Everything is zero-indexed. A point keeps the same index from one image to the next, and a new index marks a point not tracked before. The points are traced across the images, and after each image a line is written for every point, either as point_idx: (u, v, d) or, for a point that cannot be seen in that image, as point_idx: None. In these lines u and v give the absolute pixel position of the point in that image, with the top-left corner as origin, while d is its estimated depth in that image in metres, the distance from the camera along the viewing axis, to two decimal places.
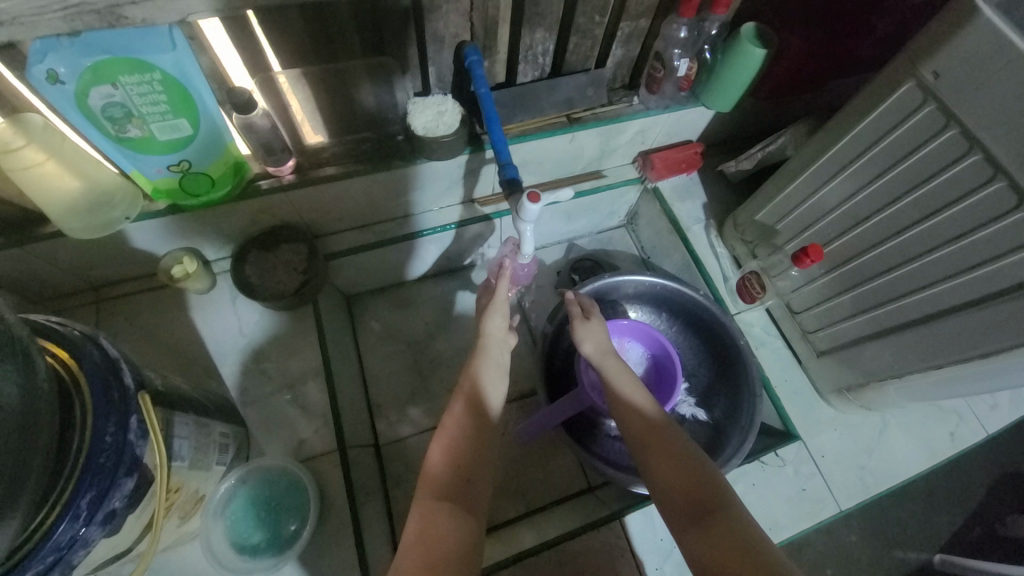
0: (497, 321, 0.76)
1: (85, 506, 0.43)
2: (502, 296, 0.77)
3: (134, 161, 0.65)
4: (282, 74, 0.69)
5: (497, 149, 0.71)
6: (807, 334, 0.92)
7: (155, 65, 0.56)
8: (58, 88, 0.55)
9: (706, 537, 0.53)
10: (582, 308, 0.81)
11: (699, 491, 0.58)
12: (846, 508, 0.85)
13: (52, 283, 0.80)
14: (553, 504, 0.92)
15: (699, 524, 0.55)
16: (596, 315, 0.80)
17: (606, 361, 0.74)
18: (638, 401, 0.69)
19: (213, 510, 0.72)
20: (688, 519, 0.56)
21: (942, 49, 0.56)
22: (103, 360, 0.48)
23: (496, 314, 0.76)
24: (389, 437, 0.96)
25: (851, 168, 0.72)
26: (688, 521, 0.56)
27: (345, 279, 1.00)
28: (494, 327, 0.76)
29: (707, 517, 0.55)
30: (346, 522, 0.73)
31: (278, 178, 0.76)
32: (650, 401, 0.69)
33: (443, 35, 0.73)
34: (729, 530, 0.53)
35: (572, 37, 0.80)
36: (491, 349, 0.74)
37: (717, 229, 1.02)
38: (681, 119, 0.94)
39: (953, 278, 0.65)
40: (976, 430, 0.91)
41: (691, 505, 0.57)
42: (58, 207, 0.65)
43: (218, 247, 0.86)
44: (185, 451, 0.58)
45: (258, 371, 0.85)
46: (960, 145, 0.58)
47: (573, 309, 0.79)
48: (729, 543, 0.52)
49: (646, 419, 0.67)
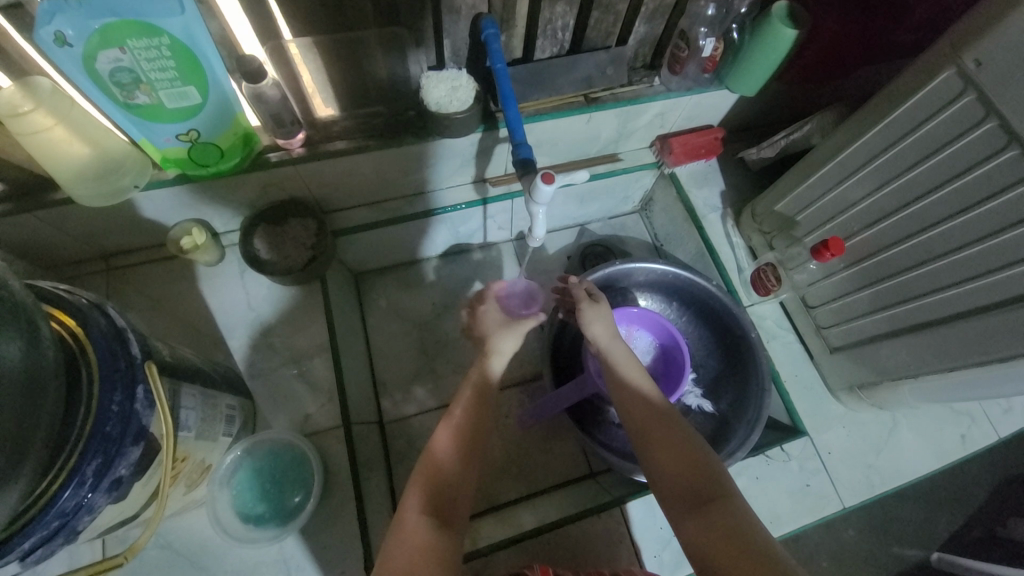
0: (509, 342, 0.74)
1: (90, 474, 0.43)
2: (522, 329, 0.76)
3: (143, 129, 0.64)
4: (293, 43, 0.67)
5: (511, 128, 0.69)
6: (821, 329, 0.90)
7: (164, 30, 0.55)
8: (67, 51, 0.53)
9: (704, 523, 0.53)
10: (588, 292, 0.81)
11: (697, 478, 0.58)
12: (848, 505, 0.84)
13: (63, 249, 0.80)
14: (554, 487, 0.93)
15: (697, 511, 0.55)
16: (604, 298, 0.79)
17: (614, 345, 0.73)
18: (639, 388, 0.68)
19: (219, 479, 0.73)
20: (687, 506, 0.56)
21: (988, 34, 0.53)
22: (109, 330, 0.48)
23: (510, 335, 0.74)
24: (393, 415, 0.97)
25: (879, 160, 0.69)
26: (686, 508, 0.56)
27: (354, 255, 0.99)
28: (504, 347, 0.73)
29: (704, 504, 0.55)
30: (348, 497, 0.74)
31: (287, 151, 0.75)
32: (654, 390, 0.68)
33: (458, 6, 0.70)
34: (726, 517, 0.53)
35: (593, 12, 0.76)
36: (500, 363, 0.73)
37: (734, 218, 0.99)
38: (703, 102, 0.91)
39: (980, 278, 0.62)
40: (988, 433, 0.89)
41: (689, 494, 0.57)
42: (68, 173, 0.64)
43: (226, 220, 0.85)
44: (192, 422, 0.58)
45: (265, 345, 0.86)
46: (999, 138, 0.55)
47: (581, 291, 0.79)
48: (726, 530, 0.52)
49: (649, 408, 0.66)
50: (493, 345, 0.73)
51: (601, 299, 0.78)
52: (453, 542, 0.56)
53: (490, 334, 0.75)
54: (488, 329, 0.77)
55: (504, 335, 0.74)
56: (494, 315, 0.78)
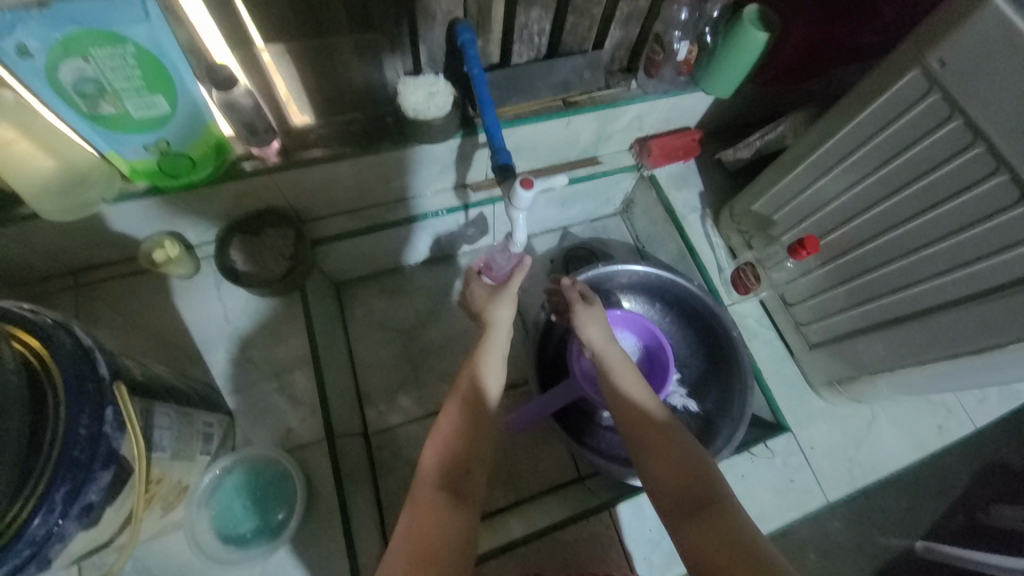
0: (506, 309, 0.77)
1: (60, 500, 0.41)
2: (512, 289, 0.78)
3: (110, 141, 0.63)
4: (265, 50, 0.66)
5: (490, 134, 0.69)
6: (800, 326, 0.91)
7: (129, 39, 0.53)
8: (27, 62, 0.52)
9: (701, 531, 0.53)
10: (580, 292, 0.81)
11: (693, 486, 0.57)
12: (832, 499, 0.86)
13: (28, 266, 0.77)
14: (543, 492, 0.92)
15: (694, 518, 0.54)
16: (597, 300, 0.80)
17: (609, 349, 0.73)
18: (634, 394, 0.68)
19: (196, 500, 0.71)
20: (683, 513, 0.56)
21: (950, 36, 0.54)
22: (77, 349, 0.47)
23: (507, 302, 0.77)
24: (378, 426, 0.95)
25: (851, 159, 0.70)
26: (682, 516, 0.56)
27: (334, 265, 0.98)
28: (501, 316, 0.77)
29: (701, 511, 0.55)
30: (334, 511, 0.72)
31: (262, 160, 0.74)
32: (648, 395, 0.68)
33: (434, 12, 0.70)
34: (723, 524, 0.53)
35: (569, 17, 0.77)
36: (497, 338, 0.75)
37: (714, 218, 1.01)
38: (680, 104, 0.92)
39: (950, 272, 0.64)
40: (963, 423, 0.92)
41: (685, 500, 0.57)
42: (31, 187, 0.62)
43: (201, 231, 0.83)
44: (166, 442, 0.56)
45: (243, 359, 0.84)
46: (964, 136, 0.57)
47: (574, 294, 0.79)
48: (723, 537, 0.51)
49: (644, 414, 0.65)
50: (490, 318, 0.76)
51: (594, 300, 0.80)
52: (454, 548, 0.55)
53: (484, 306, 0.78)
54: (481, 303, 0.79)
55: (496, 304, 0.77)
56: (482, 287, 0.80)
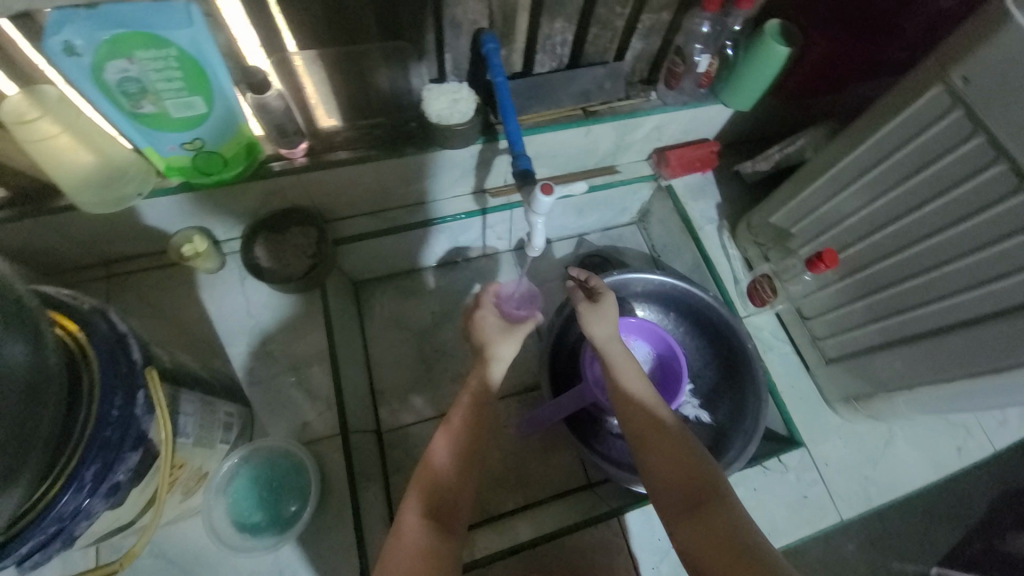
0: (508, 347, 0.72)
1: (88, 479, 0.43)
2: (523, 333, 0.74)
3: (148, 138, 0.65)
4: (297, 55, 0.69)
5: (511, 140, 0.70)
6: (817, 340, 0.90)
7: (171, 42, 0.56)
8: (75, 60, 0.54)
9: (699, 526, 0.55)
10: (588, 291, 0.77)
11: (693, 479, 0.59)
12: (845, 518, 0.85)
13: (64, 255, 0.80)
14: (552, 498, 0.92)
15: (693, 512, 0.57)
16: (603, 295, 0.75)
17: (611, 346, 0.71)
18: (634, 393, 0.67)
19: (216, 487, 0.73)
20: (681, 506, 0.58)
21: (974, 53, 0.54)
22: (112, 335, 0.49)
23: (509, 342, 0.72)
24: (391, 425, 0.96)
25: (872, 174, 0.70)
26: (682, 508, 0.58)
27: (354, 265, 1.00)
28: (505, 353, 0.72)
29: (701, 505, 0.57)
30: (345, 505, 0.74)
31: (290, 160, 0.76)
32: (644, 390, 0.68)
33: (461, 21, 0.72)
34: (721, 519, 0.55)
35: (591, 28, 0.78)
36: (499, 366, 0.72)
37: (731, 229, 1.01)
38: (699, 116, 0.93)
39: (970, 290, 0.63)
40: (983, 445, 0.90)
41: (683, 491, 0.59)
42: (71, 180, 0.65)
43: (228, 228, 0.86)
44: (189, 429, 0.58)
45: (264, 353, 0.86)
46: (986, 153, 0.57)
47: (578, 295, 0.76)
48: (720, 533, 0.54)
49: (646, 415, 0.65)
50: (492, 351, 0.72)
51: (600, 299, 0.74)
52: (451, 532, 0.58)
53: (490, 338, 0.73)
54: (487, 335, 0.74)
55: (503, 341, 0.73)
56: (492, 319, 0.75)
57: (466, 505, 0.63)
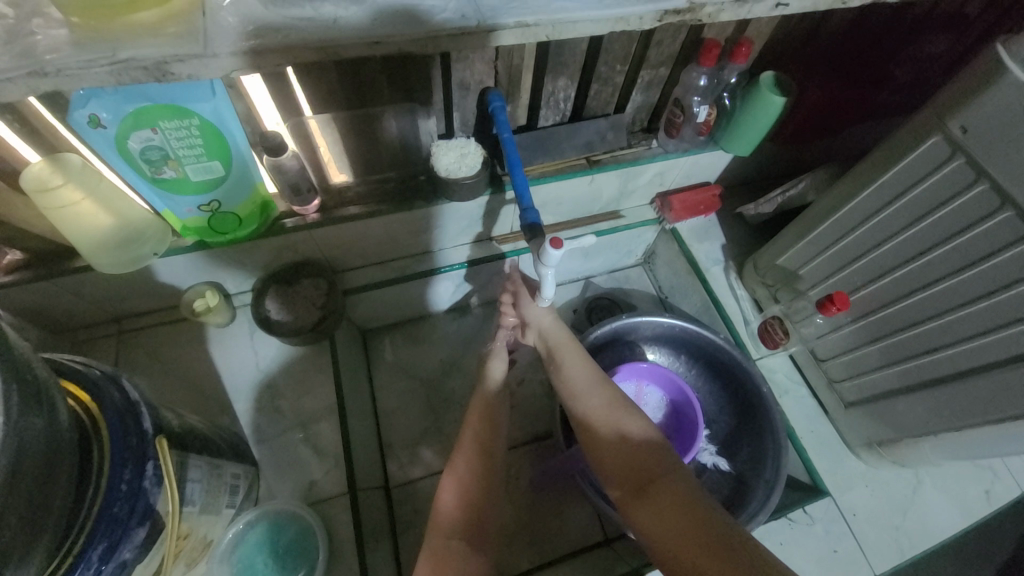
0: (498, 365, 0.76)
1: (96, 559, 0.41)
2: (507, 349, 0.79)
3: (167, 201, 0.67)
4: (312, 118, 0.71)
5: (518, 193, 0.71)
6: (833, 383, 0.88)
7: (194, 112, 0.59)
8: (101, 132, 0.57)
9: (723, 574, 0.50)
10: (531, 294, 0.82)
11: (659, 478, 0.63)
12: (880, 573, 0.80)
13: (76, 314, 0.81)
14: (569, 555, 0.88)
15: (644, 494, 0.62)
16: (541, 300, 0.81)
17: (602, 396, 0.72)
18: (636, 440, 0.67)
19: (220, 556, 0.70)
20: (633, 490, 0.64)
21: (970, 104, 0.56)
22: (123, 404, 0.48)
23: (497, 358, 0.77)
24: (400, 478, 0.94)
25: (877, 218, 0.71)
26: (649, 503, 0.62)
27: (362, 314, 1.00)
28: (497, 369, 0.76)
29: (667, 501, 0.60)
30: (355, 569, 0.70)
31: (303, 216, 0.78)
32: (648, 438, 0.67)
33: (468, 82, 0.75)
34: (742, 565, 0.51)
35: (593, 85, 0.82)
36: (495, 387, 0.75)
37: (737, 270, 1.01)
38: (700, 162, 0.95)
39: (990, 333, 0.63)
40: (1016, 489, 0.86)
41: (634, 478, 0.64)
42: (88, 243, 0.66)
43: (240, 281, 0.86)
44: (196, 496, 0.56)
45: (272, 409, 0.85)
46: (992, 199, 0.57)
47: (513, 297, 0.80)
48: (670, 508, 0.59)
49: (650, 466, 0.64)
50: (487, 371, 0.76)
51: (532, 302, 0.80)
52: (472, 570, 0.60)
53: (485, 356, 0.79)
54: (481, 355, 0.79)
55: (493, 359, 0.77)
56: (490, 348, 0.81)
57: (485, 539, 0.64)
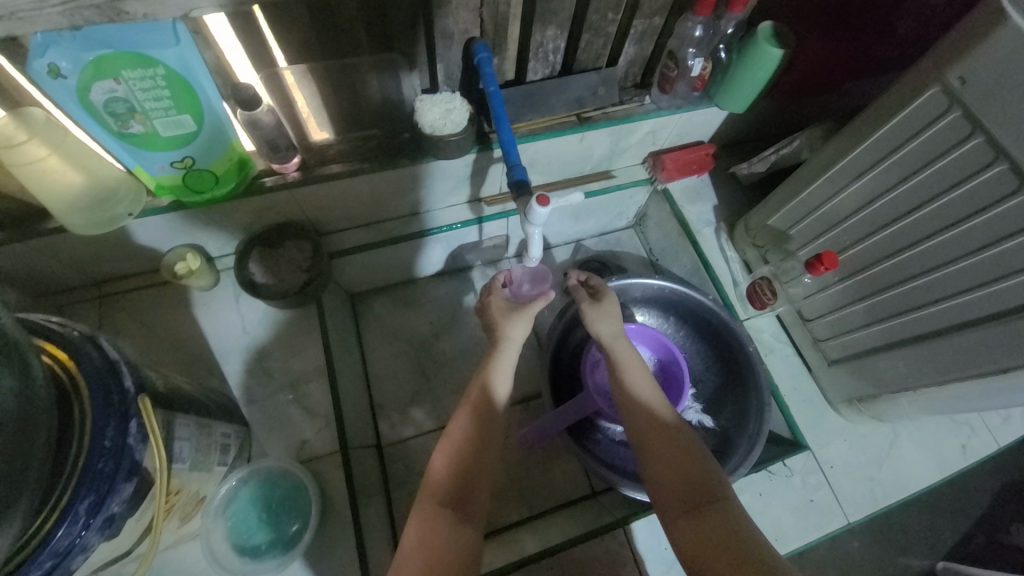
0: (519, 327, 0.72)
1: (83, 512, 0.42)
2: (534, 311, 0.73)
3: (137, 157, 0.64)
4: (287, 70, 0.68)
5: (505, 150, 0.69)
6: (818, 342, 0.90)
7: (158, 60, 0.55)
8: (60, 83, 0.53)
9: None
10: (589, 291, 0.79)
11: (690, 482, 0.58)
12: (853, 520, 0.84)
13: (55, 277, 0.79)
14: (555, 508, 0.91)
15: (693, 513, 0.55)
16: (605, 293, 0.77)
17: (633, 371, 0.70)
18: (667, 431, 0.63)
19: (214, 510, 0.72)
20: (681, 508, 0.57)
21: (971, 53, 0.54)
22: (103, 363, 0.48)
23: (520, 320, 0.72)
24: (391, 438, 0.95)
25: (869, 175, 0.69)
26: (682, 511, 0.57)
27: (350, 277, 0.99)
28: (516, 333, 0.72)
29: (696, 508, 0.56)
30: (348, 523, 0.73)
31: (282, 175, 0.75)
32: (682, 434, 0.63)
33: (452, 31, 0.71)
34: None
35: (583, 35, 0.78)
36: (509, 352, 0.71)
37: (728, 231, 1.00)
38: (694, 119, 0.92)
39: (974, 290, 0.63)
40: (988, 442, 0.89)
41: (686, 490, 0.58)
42: (59, 203, 0.63)
43: (222, 244, 0.85)
44: (185, 454, 0.57)
45: (260, 371, 0.85)
46: (986, 153, 0.56)
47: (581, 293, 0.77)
48: (714, 530, 0.53)
49: (680, 462, 0.60)
50: (503, 333, 0.72)
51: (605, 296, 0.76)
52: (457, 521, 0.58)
53: (501, 319, 0.73)
54: (498, 315, 0.74)
55: (512, 320, 0.72)
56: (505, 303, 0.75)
57: (476, 510, 0.62)
